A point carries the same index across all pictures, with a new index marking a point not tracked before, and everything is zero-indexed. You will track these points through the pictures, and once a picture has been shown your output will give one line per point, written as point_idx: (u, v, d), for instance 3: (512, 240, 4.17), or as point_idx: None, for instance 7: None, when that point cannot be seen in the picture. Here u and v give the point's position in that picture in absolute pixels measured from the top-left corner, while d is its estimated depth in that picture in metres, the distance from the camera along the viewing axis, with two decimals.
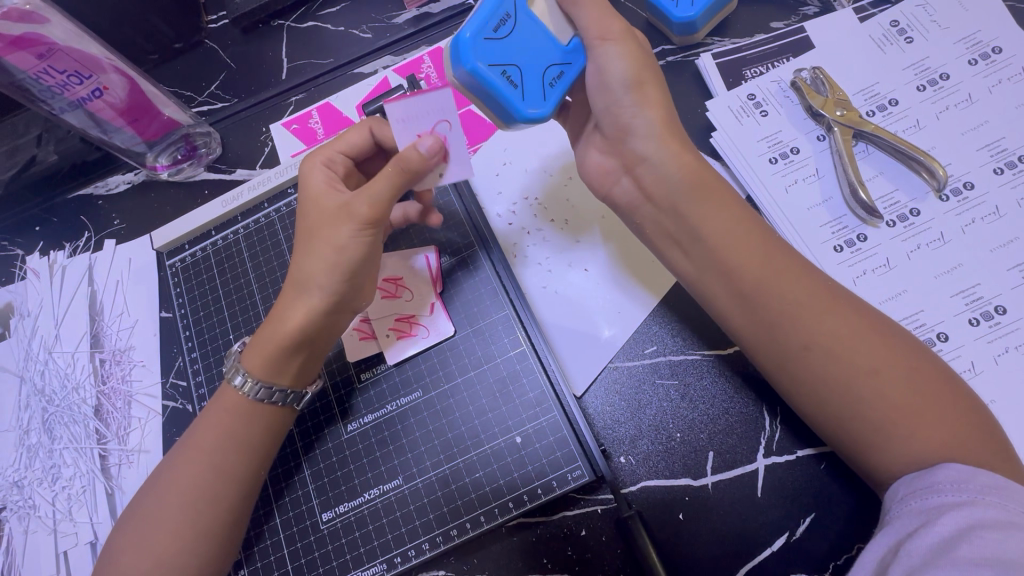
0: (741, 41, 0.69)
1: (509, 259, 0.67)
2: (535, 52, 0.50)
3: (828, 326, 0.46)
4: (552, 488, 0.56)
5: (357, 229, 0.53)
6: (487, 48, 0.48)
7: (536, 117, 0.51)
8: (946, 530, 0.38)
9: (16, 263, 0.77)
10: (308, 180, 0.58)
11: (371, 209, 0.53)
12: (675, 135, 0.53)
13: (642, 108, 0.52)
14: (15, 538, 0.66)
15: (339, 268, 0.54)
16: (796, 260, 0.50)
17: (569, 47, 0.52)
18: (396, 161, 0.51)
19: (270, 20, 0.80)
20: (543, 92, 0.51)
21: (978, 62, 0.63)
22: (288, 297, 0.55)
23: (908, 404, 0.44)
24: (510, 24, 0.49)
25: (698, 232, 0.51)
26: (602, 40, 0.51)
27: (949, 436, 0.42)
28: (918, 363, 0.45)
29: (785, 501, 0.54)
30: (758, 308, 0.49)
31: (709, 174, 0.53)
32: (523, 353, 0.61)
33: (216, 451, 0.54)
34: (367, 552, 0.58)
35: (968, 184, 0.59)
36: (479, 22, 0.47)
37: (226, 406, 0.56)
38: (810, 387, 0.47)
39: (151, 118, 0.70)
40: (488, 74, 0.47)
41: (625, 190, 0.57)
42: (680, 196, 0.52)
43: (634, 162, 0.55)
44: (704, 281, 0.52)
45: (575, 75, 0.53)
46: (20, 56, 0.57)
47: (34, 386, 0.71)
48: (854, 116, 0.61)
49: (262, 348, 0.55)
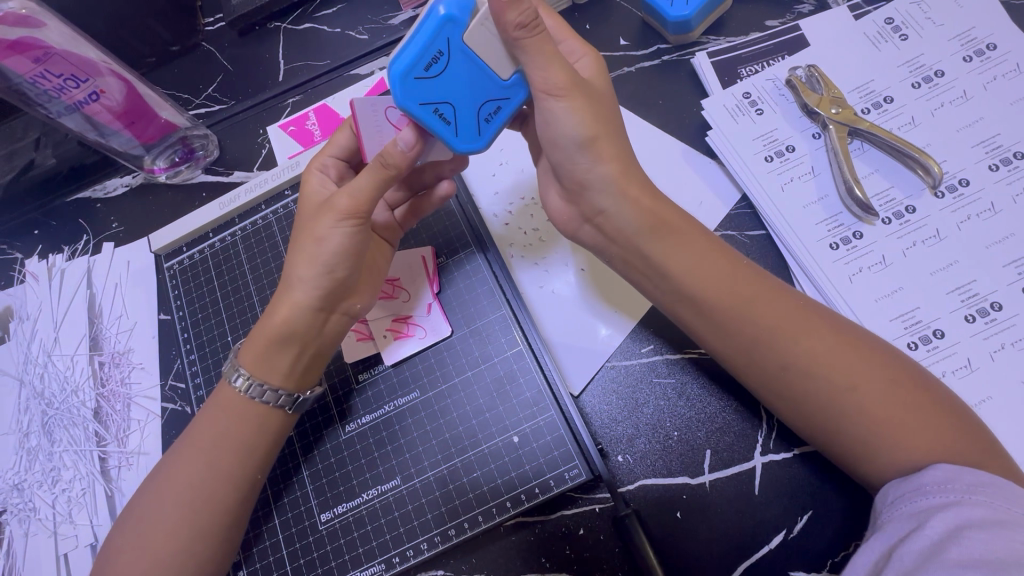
0: (737, 39, 0.69)
1: (505, 258, 0.67)
2: (473, 86, 0.49)
3: (806, 346, 0.46)
4: (549, 487, 0.57)
5: (337, 220, 0.54)
6: (416, 88, 0.47)
7: (470, 150, 0.52)
8: (936, 532, 0.38)
9: (15, 266, 0.78)
10: (305, 186, 0.60)
11: (350, 201, 0.53)
12: (634, 182, 0.52)
13: (598, 163, 0.51)
14: (15, 540, 0.66)
15: (319, 258, 0.55)
16: (769, 280, 0.50)
17: (509, 83, 0.50)
18: (377, 156, 0.51)
19: (267, 22, 0.80)
20: (478, 126, 0.51)
21: (973, 58, 0.63)
22: (278, 296, 0.57)
23: (891, 411, 0.44)
24: (444, 58, 0.47)
25: (669, 256, 0.51)
26: (548, 94, 0.49)
27: (935, 441, 0.43)
28: (898, 371, 0.45)
29: (781, 498, 0.54)
30: (737, 333, 0.48)
31: (670, 211, 0.52)
32: (520, 353, 0.61)
33: (210, 451, 0.54)
34: (365, 552, 0.58)
35: (963, 180, 0.59)
36: (409, 61, 0.46)
37: (220, 407, 0.56)
38: (794, 406, 0.47)
39: (148, 121, 0.70)
40: (418, 114, 0.48)
41: (588, 236, 0.57)
42: (640, 240, 0.52)
43: (592, 214, 0.54)
44: (681, 306, 0.52)
45: (512, 111, 0.51)
46: (16, 60, 0.57)
47: (33, 389, 0.72)
48: (849, 114, 0.61)
49: (252, 345, 0.56)
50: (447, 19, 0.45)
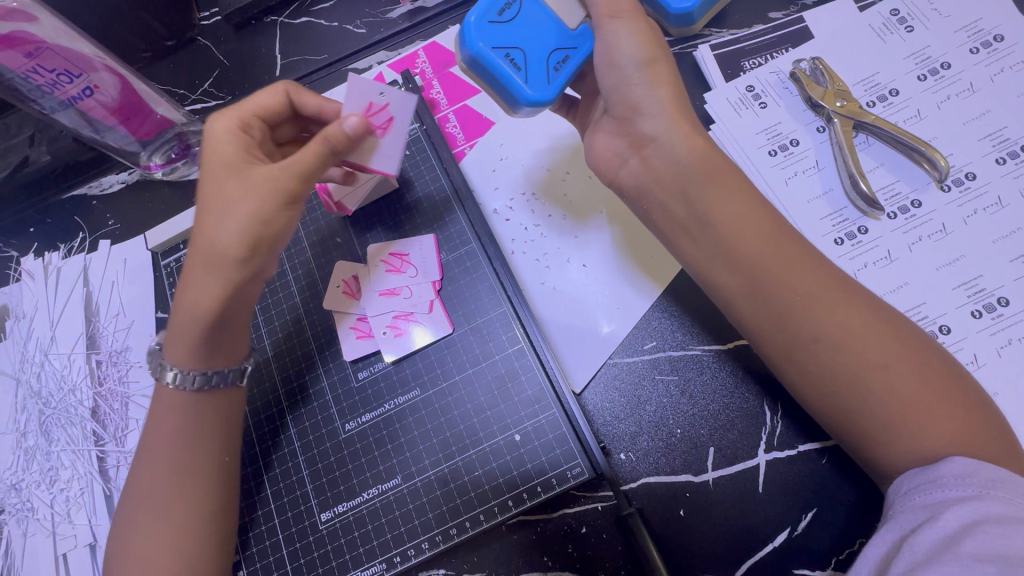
0: (740, 31, 0.68)
1: (506, 254, 0.66)
2: (545, 35, 0.50)
3: (841, 320, 0.45)
4: (552, 485, 0.56)
5: (281, 203, 0.50)
6: (488, 31, 0.49)
7: (539, 102, 0.50)
8: (951, 525, 0.37)
9: (11, 264, 0.77)
10: (217, 146, 0.52)
11: (297, 185, 0.50)
12: (686, 117, 0.50)
13: (653, 87, 0.50)
14: (15, 540, 0.66)
15: (261, 244, 0.50)
16: (807, 250, 0.49)
17: (576, 32, 0.50)
18: (324, 138, 0.49)
19: (263, 16, 0.79)
20: (547, 76, 0.50)
21: (979, 50, 0.62)
22: (199, 273, 0.51)
23: (917, 398, 0.43)
24: (515, 6, 0.49)
25: (707, 218, 0.50)
26: (612, 16, 0.48)
27: (959, 433, 0.42)
28: (928, 357, 0.45)
29: (786, 496, 0.54)
30: (770, 300, 0.47)
31: (720, 159, 0.51)
32: (522, 350, 0.61)
33: (171, 449, 0.53)
34: (367, 552, 0.58)
35: (970, 175, 0.59)
36: (482, 7, 0.49)
37: (170, 408, 0.54)
38: (819, 382, 0.46)
39: (143, 117, 0.69)
40: (488, 57, 0.48)
41: (633, 172, 0.54)
42: (689, 179, 0.51)
43: (641, 143, 0.52)
44: (712, 271, 0.50)
45: (581, 60, 0.51)
46: (8, 54, 0.56)
47: (30, 388, 0.71)
48: (854, 107, 0.60)
49: (185, 340, 0.53)
50: None
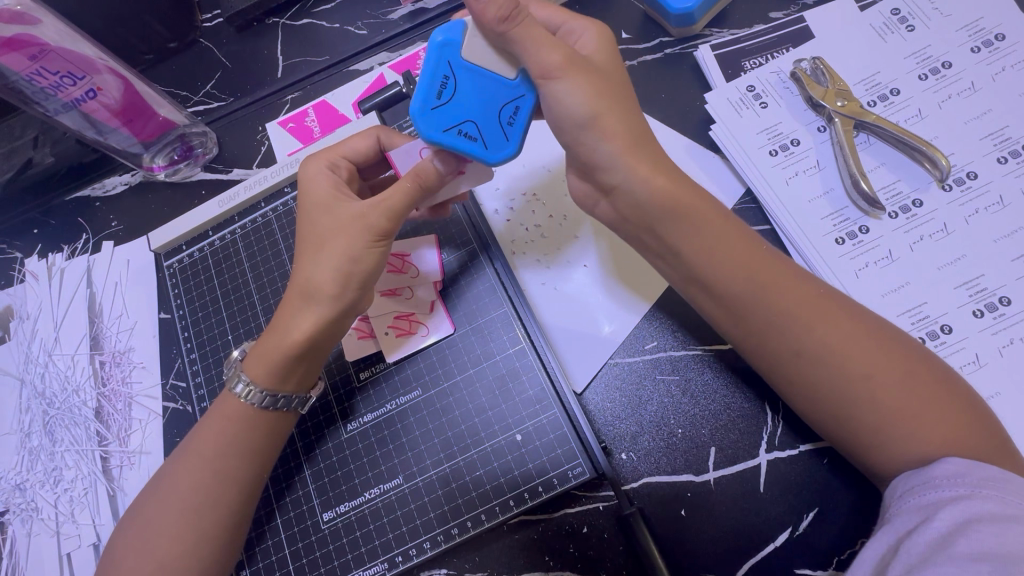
0: (740, 31, 0.68)
1: (508, 255, 0.66)
2: (489, 96, 0.47)
3: (824, 330, 0.45)
4: (553, 485, 0.56)
5: (371, 240, 0.52)
6: (436, 114, 0.46)
7: (505, 159, 0.49)
8: (945, 525, 0.37)
9: (14, 265, 0.77)
10: (314, 184, 0.56)
11: (386, 221, 0.52)
12: (643, 157, 0.48)
13: (602, 141, 0.48)
14: (19, 539, 0.66)
15: (350, 278, 0.53)
16: (786, 260, 0.49)
17: (518, 81, 0.47)
18: (415, 173, 0.50)
19: (265, 17, 0.79)
20: (505, 133, 0.48)
21: (980, 49, 0.62)
22: (294, 303, 0.54)
23: (906, 403, 0.43)
24: (451, 82, 0.46)
25: (684, 239, 0.50)
26: (545, 78, 0.46)
27: (952, 434, 0.42)
28: (915, 361, 0.44)
29: (788, 495, 0.54)
30: (753, 314, 0.47)
31: (687, 192, 0.48)
32: (523, 350, 0.61)
33: (215, 458, 0.54)
34: (368, 552, 0.58)
35: (971, 174, 0.59)
36: (422, 92, 0.45)
37: (220, 414, 0.55)
38: (808, 390, 0.46)
39: (146, 119, 0.70)
40: (444, 141, 0.46)
41: (604, 213, 0.55)
42: (656, 220, 0.49)
43: (606, 189, 0.52)
44: (697, 287, 0.51)
45: (532, 106, 0.48)
46: (12, 56, 0.56)
47: (34, 389, 0.71)
48: (855, 107, 0.60)
49: (267, 358, 0.54)
50: (443, 44, 0.45)
